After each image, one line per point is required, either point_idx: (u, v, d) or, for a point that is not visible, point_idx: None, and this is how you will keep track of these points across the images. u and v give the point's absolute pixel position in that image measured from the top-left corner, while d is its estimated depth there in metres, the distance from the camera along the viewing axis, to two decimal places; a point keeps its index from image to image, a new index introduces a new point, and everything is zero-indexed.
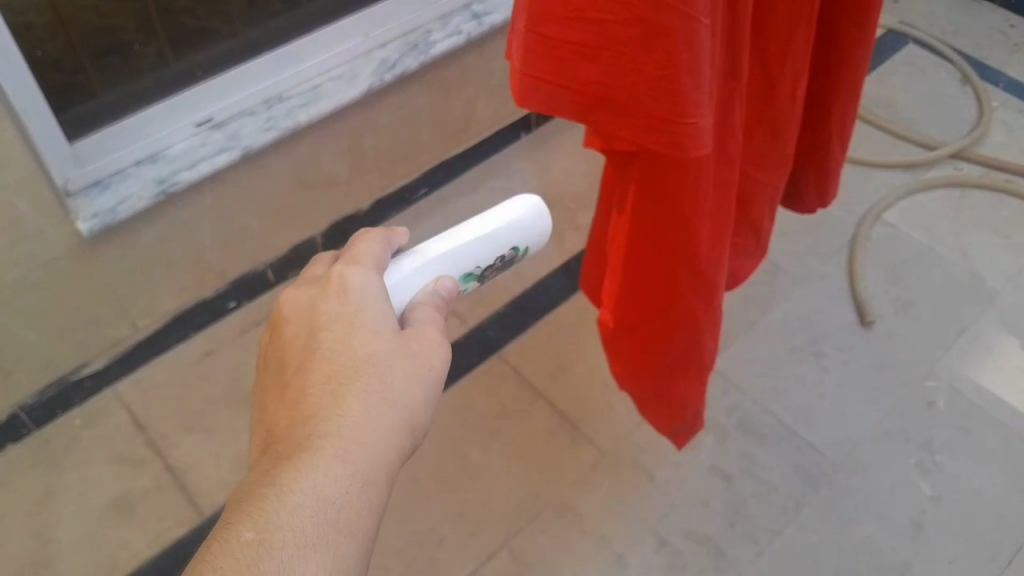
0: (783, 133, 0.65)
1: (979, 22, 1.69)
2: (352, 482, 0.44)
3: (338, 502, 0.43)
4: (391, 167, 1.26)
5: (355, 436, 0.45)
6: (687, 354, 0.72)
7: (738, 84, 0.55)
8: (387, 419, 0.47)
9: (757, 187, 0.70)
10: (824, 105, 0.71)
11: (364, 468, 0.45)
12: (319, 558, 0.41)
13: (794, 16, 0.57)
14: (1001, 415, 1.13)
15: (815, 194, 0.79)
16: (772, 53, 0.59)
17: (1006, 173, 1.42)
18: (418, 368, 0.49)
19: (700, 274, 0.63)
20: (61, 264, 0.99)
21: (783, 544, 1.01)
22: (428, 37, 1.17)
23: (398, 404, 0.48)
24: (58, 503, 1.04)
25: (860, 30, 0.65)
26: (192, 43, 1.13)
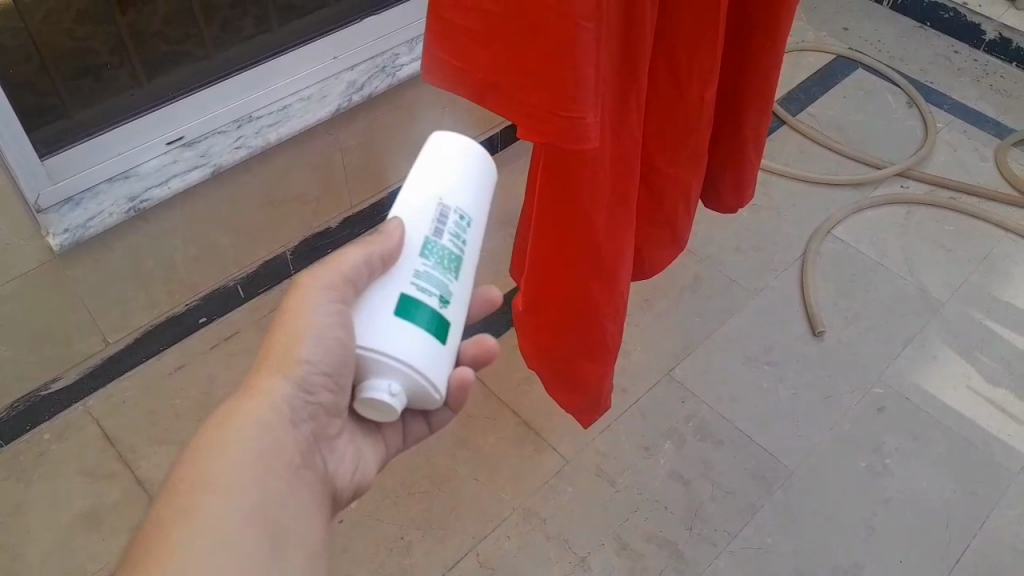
0: (694, 136, 0.68)
1: (925, 48, 1.77)
2: (215, 463, 0.53)
3: (204, 477, 0.52)
4: (359, 187, 1.30)
5: (226, 422, 0.56)
6: (588, 334, 0.76)
7: (637, 87, 0.60)
8: (255, 402, 0.56)
9: (670, 181, 0.72)
10: (741, 106, 0.74)
11: (230, 447, 0.54)
12: (184, 529, 0.50)
13: (700, 23, 0.60)
14: (948, 420, 1.18)
15: (731, 193, 0.82)
16: (681, 56, 0.62)
17: (951, 190, 1.49)
18: (285, 347, 0.57)
19: (602, 260, 0.68)
20: (34, 279, 1.00)
21: (739, 545, 1.05)
22: (395, 60, 1.22)
23: (263, 387, 0.57)
24: (26, 517, 1.05)
25: (771, 39, 0.68)
26: (165, 64, 1.15)
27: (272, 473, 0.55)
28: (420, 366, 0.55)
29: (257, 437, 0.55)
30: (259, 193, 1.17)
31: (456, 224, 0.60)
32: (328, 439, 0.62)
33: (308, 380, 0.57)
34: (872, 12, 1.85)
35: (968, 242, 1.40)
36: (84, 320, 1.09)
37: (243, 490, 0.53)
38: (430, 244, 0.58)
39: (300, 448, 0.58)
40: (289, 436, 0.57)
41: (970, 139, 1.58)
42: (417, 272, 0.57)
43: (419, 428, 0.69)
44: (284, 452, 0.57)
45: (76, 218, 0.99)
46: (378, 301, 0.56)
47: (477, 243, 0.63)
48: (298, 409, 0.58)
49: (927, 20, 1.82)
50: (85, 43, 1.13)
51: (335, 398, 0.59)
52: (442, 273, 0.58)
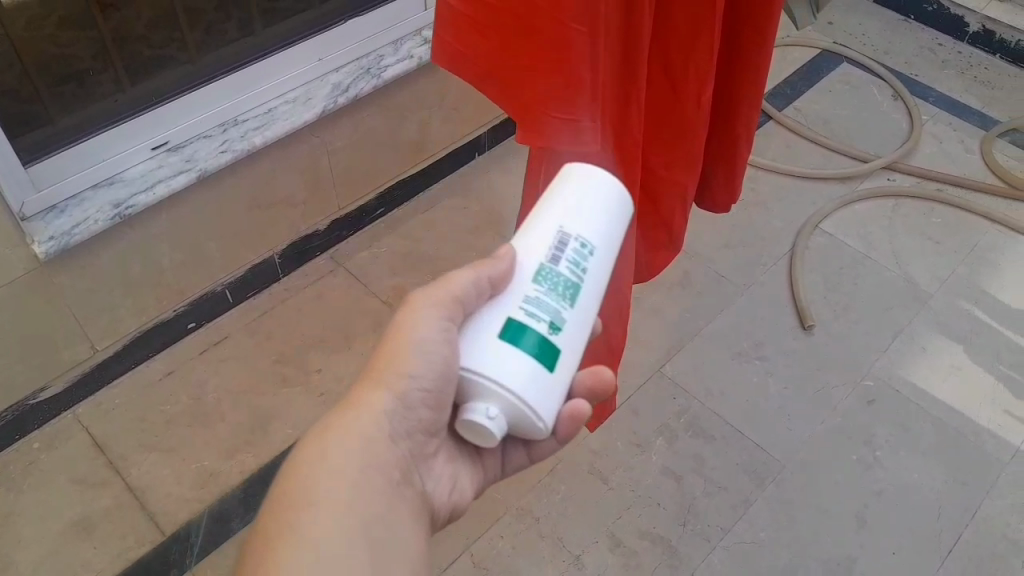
0: (692, 136, 0.69)
1: (909, 41, 1.78)
2: (313, 477, 0.54)
3: (304, 491, 0.53)
4: (347, 189, 1.30)
5: (329, 434, 0.57)
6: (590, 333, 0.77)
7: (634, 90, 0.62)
8: (357, 414, 0.58)
9: (662, 182, 0.73)
10: (732, 103, 0.74)
11: (333, 460, 0.55)
12: (291, 541, 0.51)
13: (696, 26, 0.61)
14: (937, 411, 1.18)
15: (723, 191, 0.82)
16: (674, 56, 0.64)
17: (938, 182, 1.50)
18: (391, 360, 0.58)
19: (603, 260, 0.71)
20: (20, 287, 1.00)
21: (733, 540, 1.05)
22: (380, 61, 1.22)
23: (366, 401, 0.58)
24: (17, 527, 1.04)
25: (761, 37, 0.69)
26: (150, 69, 1.13)
27: (372, 486, 0.56)
28: (520, 395, 0.53)
29: (357, 452, 0.56)
30: (245, 198, 1.17)
31: (576, 252, 0.57)
32: (426, 458, 0.62)
33: (411, 395, 0.58)
34: (856, 6, 1.86)
35: (954, 233, 1.41)
36: (71, 327, 1.09)
37: (348, 503, 0.54)
38: (546, 270, 0.56)
39: (398, 464, 0.59)
40: (389, 451, 0.58)
41: (955, 131, 1.59)
42: (527, 297, 0.55)
43: (519, 458, 0.68)
44: (384, 467, 0.57)
45: (61, 226, 0.99)
46: (487, 325, 0.55)
47: (603, 273, 0.59)
48: (398, 424, 0.59)
49: (910, 13, 1.83)
50: (66, 48, 1.11)
51: (435, 415, 0.60)
52: (557, 299, 0.55)
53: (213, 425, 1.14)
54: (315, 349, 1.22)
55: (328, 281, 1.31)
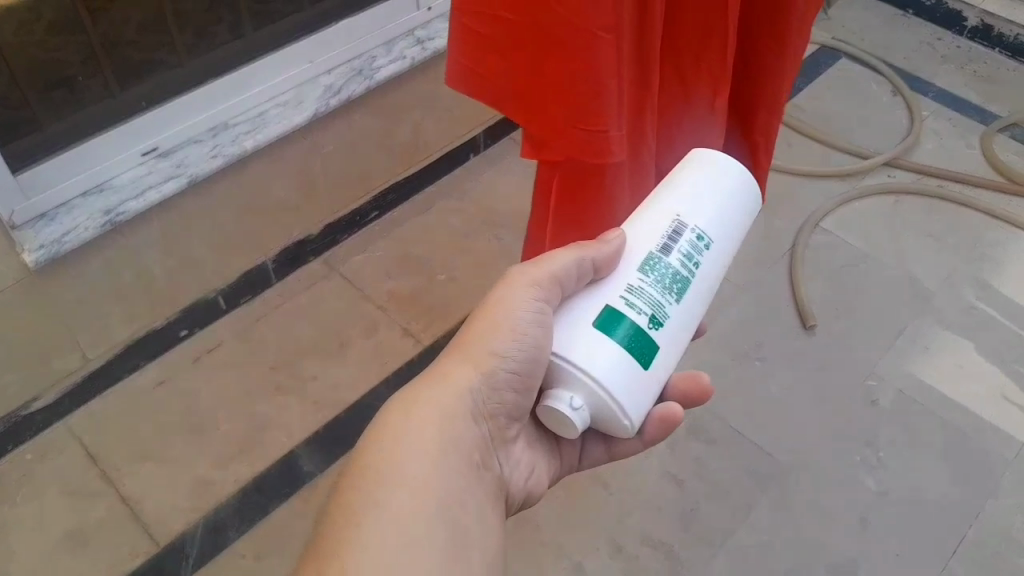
0: (710, 143, 0.67)
1: (908, 36, 1.76)
2: (393, 452, 0.54)
3: (384, 467, 0.54)
4: (341, 192, 1.28)
5: (413, 407, 0.57)
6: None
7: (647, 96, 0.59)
8: (444, 388, 0.57)
9: None
10: (749, 111, 0.71)
11: (415, 435, 0.55)
12: (373, 514, 0.52)
13: (707, 29, 0.59)
14: (940, 411, 1.17)
15: None
16: (688, 58, 0.62)
17: (939, 179, 1.48)
18: (482, 336, 0.58)
19: None
20: (10, 297, 0.98)
21: (736, 545, 1.04)
22: (372, 63, 1.23)
23: (451, 376, 0.58)
24: (10, 539, 1.02)
25: (778, 46, 0.65)
26: (140, 74, 1.11)
27: (452, 465, 0.56)
28: (609, 388, 0.52)
29: (439, 429, 0.56)
30: (237, 203, 1.16)
31: (688, 245, 0.57)
32: (506, 441, 0.62)
33: (499, 375, 0.57)
34: (854, 1, 1.84)
35: (956, 230, 1.39)
36: (62, 336, 1.07)
37: (429, 485, 0.54)
38: (655, 261, 0.56)
39: (479, 446, 0.59)
40: (470, 431, 0.58)
41: (956, 126, 1.58)
42: (629, 286, 0.55)
43: (598, 451, 0.67)
44: (465, 447, 0.57)
45: (53, 240, 0.98)
46: (584, 312, 0.55)
47: (710, 275, 0.59)
48: (481, 403, 0.58)
49: (909, 7, 1.81)
50: (56, 53, 1.07)
51: (518, 398, 0.59)
52: (661, 294, 0.55)
53: (208, 433, 1.13)
54: (311, 355, 1.21)
55: (323, 286, 1.28)
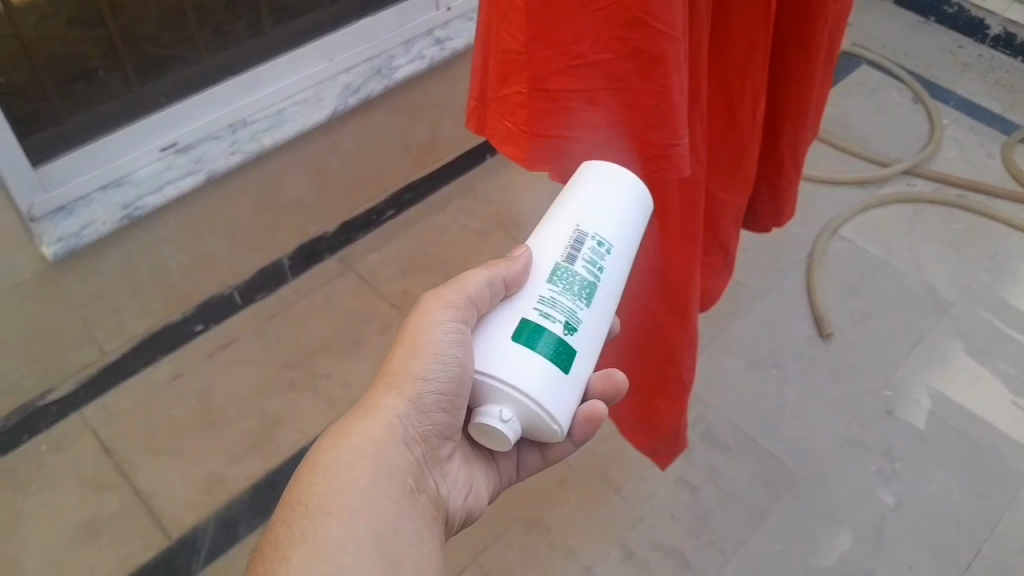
0: (748, 150, 0.66)
1: (929, 43, 1.75)
2: (325, 485, 0.55)
3: (316, 500, 0.54)
4: (357, 192, 1.29)
5: (343, 443, 0.57)
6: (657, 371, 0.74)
7: (698, 105, 0.58)
8: (373, 419, 0.57)
9: (717, 205, 0.71)
10: (777, 124, 0.70)
11: (345, 466, 0.56)
12: (302, 550, 0.52)
13: (747, 33, 0.59)
14: (957, 422, 1.16)
15: (768, 210, 0.78)
16: (733, 67, 0.61)
17: (959, 188, 1.47)
18: (404, 363, 0.58)
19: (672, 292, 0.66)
20: (29, 288, 0.99)
21: (748, 552, 1.03)
22: (391, 62, 1.21)
23: (379, 405, 0.58)
24: (23, 530, 1.03)
25: (806, 53, 0.64)
26: (159, 72, 1.12)
27: (386, 495, 0.56)
28: (535, 399, 0.52)
29: (370, 458, 0.56)
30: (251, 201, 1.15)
31: (593, 250, 0.57)
32: (443, 463, 0.62)
33: (425, 399, 0.57)
34: (875, 8, 1.83)
35: (976, 240, 1.38)
36: (77, 329, 1.08)
37: (357, 514, 0.54)
38: (562, 270, 0.56)
39: (414, 471, 0.58)
40: (403, 457, 0.57)
41: (977, 135, 1.56)
42: (541, 298, 0.55)
43: (535, 460, 0.68)
44: (398, 474, 0.57)
45: (69, 230, 0.98)
46: (500, 329, 0.55)
47: (620, 273, 0.59)
48: (413, 427, 0.58)
49: (931, 14, 1.80)
50: (76, 48, 1.07)
51: (449, 418, 0.59)
52: (572, 300, 0.55)
53: (221, 430, 1.13)
54: (325, 353, 1.21)
55: (337, 284, 1.29)
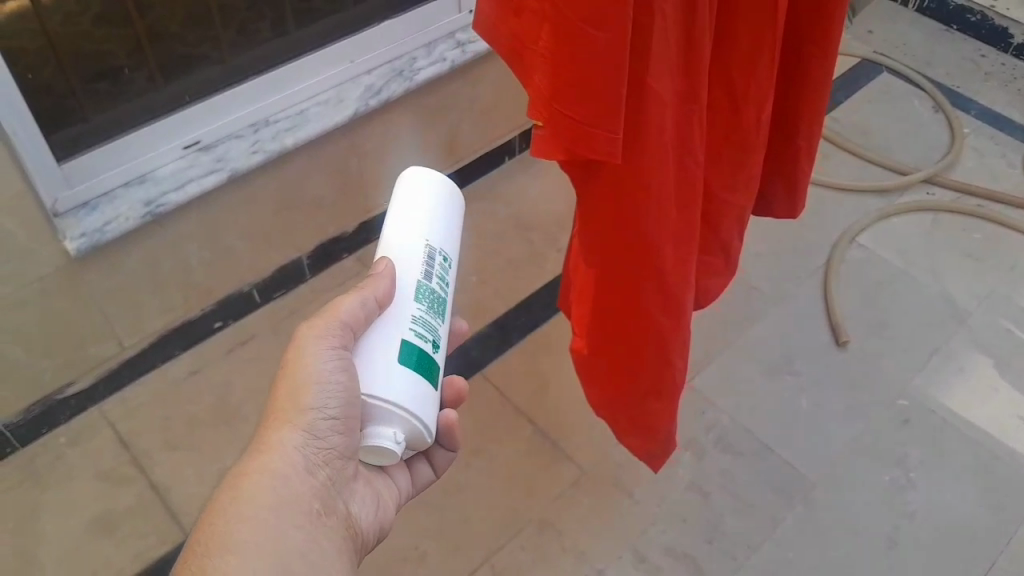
0: (751, 154, 0.67)
1: (951, 52, 1.74)
2: (227, 521, 0.56)
3: (218, 537, 0.55)
4: (375, 192, 1.29)
5: (242, 480, 0.58)
6: (653, 369, 0.75)
7: (698, 106, 0.59)
8: (268, 455, 0.59)
9: (721, 206, 0.72)
10: (792, 120, 0.74)
11: (245, 500, 0.57)
12: None
13: (757, 40, 0.60)
14: (973, 433, 1.15)
15: (783, 201, 0.80)
16: (736, 74, 0.62)
17: (978, 198, 1.46)
18: (291, 398, 0.60)
19: (663, 288, 0.68)
20: (51, 283, 1.00)
21: (761, 559, 1.03)
22: (413, 64, 1.21)
23: (273, 441, 0.59)
24: (41, 521, 1.04)
25: (822, 50, 0.68)
26: (184, 70, 1.13)
27: (291, 522, 0.57)
28: (422, 416, 0.60)
29: (267, 491, 0.58)
30: (272, 199, 1.16)
31: (440, 266, 0.67)
32: (350, 484, 0.63)
33: (318, 426, 0.59)
34: (897, 16, 1.82)
35: (995, 251, 1.37)
36: (98, 324, 1.09)
37: (259, 546, 0.55)
38: (423, 288, 0.65)
39: (319, 495, 0.60)
40: (304, 486, 0.59)
41: (997, 144, 1.55)
42: (415, 317, 0.63)
43: None
44: (299, 501, 0.58)
45: (91, 226, 0.98)
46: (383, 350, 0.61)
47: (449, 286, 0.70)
48: (311, 456, 0.60)
49: (953, 23, 1.79)
50: (100, 46, 1.08)
51: (347, 441, 0.60)
52: (432, 316, 0.64)
53: (237, 426, 1.14)
54: None
55: (354, 284, 1.30)
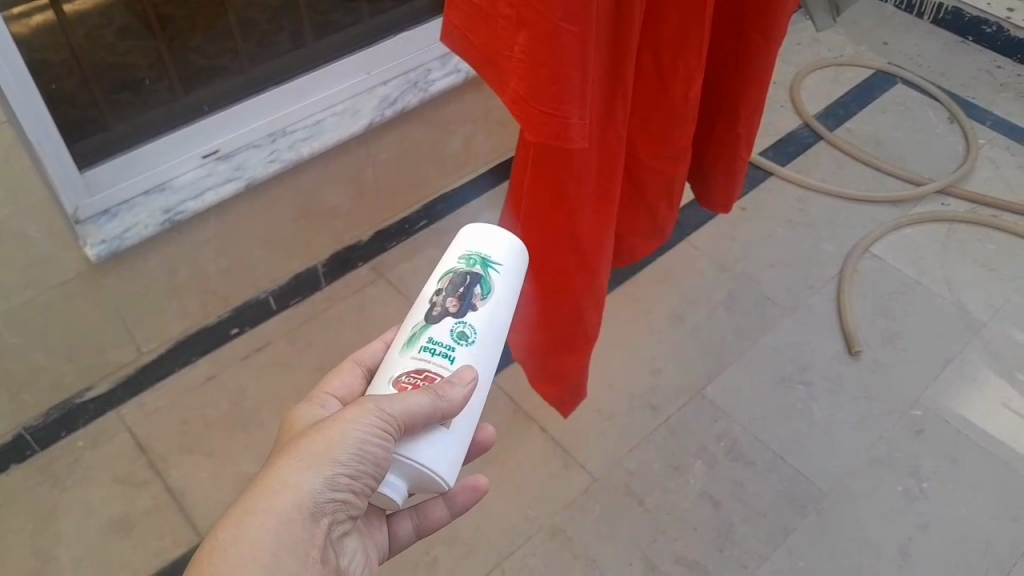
0: (680, 129, 0.68)
1: (966, 62, 1.74)
2: (227, 567, 0.49)
3: None
4: (389, 201, 1.31)
5: (243, 519, 0.52)
6: (568, 327, 0.79)
7: (619, 85, 0.60)
8: (277, 499, 0.53)
9: (652, 175, 0.73)
10: (735, 104, 0.75)
11: (249, 547, 0.51)
12: None
13: (682, 27, 0.61)
14: (988, 444, 1.14)
15: (721, 186, 0.82)
16: (665, 51, 0.62)
17: (994, 209, 1.45)
18: (317, 443, 0.55)
19: (581, 254, 0.70)
20: (71, 288, 1.02)
21: (772, 568, 1.03)
22: (427, 75, 1.22)
23: (287, 484, 0.53)
24: (60, 521, 1.06)
25: (764, 39, 0.69)
26: (205, 80, 1.15)
27: None
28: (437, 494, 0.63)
29: (273, 540, 0.51)
30: (292, 207, 1.18)
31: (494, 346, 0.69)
32: (343, 538, 0.58)
33: (339, 480, 0.54)
34: (913, 27, 1.83)
35: (1011, 261, 1.37)
36: (117, 329, 1.12)
37: None
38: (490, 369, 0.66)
39: (322, 551, 0.54)
40: (312, 539, 0.53)
41: (1013, 155, 1.55)
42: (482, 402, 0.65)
43: (408, 526, 0.70)
44: (305, 555, 0.53)
45: (111, 234, 1.00)
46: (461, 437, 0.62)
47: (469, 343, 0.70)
48: (324, 508, 0.54)
49: (969, 34, 1.79)
50: (122, 57, 1.12)
51: (359, 498, 0.56)
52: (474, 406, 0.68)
53: (253, 430, 1.15)
54: None
55: (371, 290, 1.32)
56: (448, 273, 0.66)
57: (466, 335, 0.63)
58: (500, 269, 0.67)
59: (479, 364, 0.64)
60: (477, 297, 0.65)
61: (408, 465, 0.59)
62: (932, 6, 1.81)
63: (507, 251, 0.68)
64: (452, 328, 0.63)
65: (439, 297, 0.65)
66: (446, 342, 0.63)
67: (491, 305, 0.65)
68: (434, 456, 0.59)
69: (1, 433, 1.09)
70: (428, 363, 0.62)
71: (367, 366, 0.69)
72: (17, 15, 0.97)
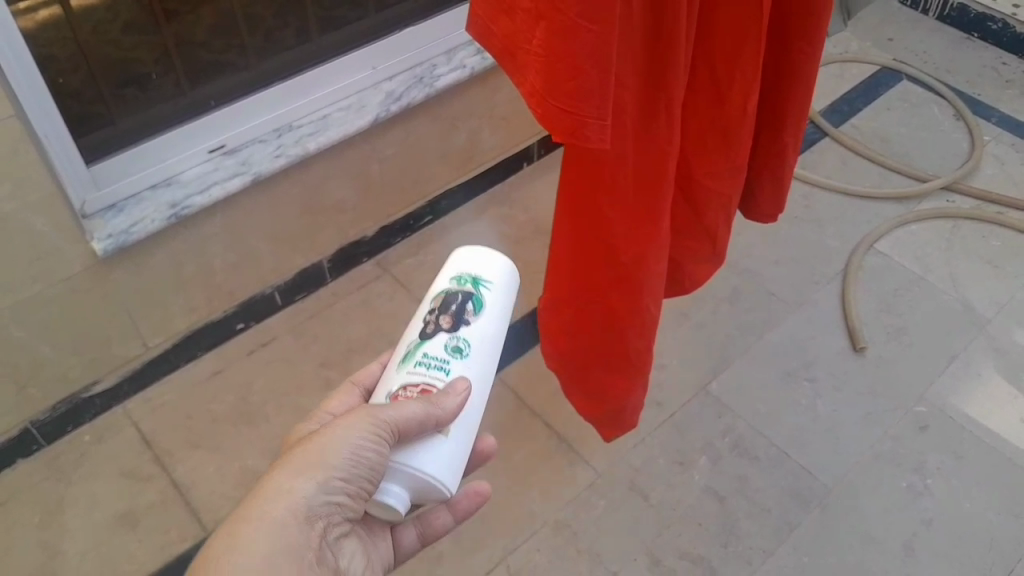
0: (734, 140, 0.67)
1: (972, 59, 1.74)
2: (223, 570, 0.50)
3: None
4: (395, 197, 1.31)
5: (240, 526, 0.52)
6: (616, 339, 0.78)
7: (668, 96, 0.59)
8: (273, 504, 0.53)
9: (709, 192, 0.71)
10: (778, 112, 0.74)
11: (243, 550, 0.51)
12: None
13: (738, 26, 0.60)
14: (992, 441, 1.14)
15: (768, 198, 0.81)
16: (719, 54, 0.62)
17: (999, 205, 1.45)
18: (311, 450, 0.55)
19: (624, 262, 0.69)
20: (77, 283, 1.03)
21: (776, 564, 1.03)
22: (432, 70, 1.22)
23: (282, 490, 0.54)
24: (66, 515, 1.06)
25: (809, 45, 0.69)
26: (210, 76, 1.15)
27: None
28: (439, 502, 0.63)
29: (268, 544, 0.52)
30: (297, 203, 1.18)
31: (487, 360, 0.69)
32: (342, 543, 0.58)
33: (334, 484, 0.55)
34: (918, 23, 1.82)
35: (1016, 258, 1.37)
36: (123, 324, 1.12)
37: None
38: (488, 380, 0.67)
39: (319, 556, 0.55)
40: (308, 543, 0.54)
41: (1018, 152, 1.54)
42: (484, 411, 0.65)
43: (412, 538, 0.70)
44: (301, 558, 0.53)
45: (117, 228, 1.00)
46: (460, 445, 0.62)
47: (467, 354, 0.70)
48: (319, 513, 0.55)
49: (974, 31, 1.78)
50: (127, 52, 1.11)
51: (355, 503, 0.56)
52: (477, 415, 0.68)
53: (258, 425, 1.16)
54: (361, 354, 1.24)
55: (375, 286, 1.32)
56: (440, 293, 0.68)
57: (461, 349, 0.64)
58: (490, 286, 0.68)
59: (475, 377, 0.64)
60: (468, 311, 0.66)
61: (405, 473, 0.59)
62: (938, 3, 1.81)
63: (496, 271, 0.69)
64: (446, 343, 0.64)
65: (432, 315, 0.66)
66: (440, 356, 0.63)
67: (483, 320, 0.66)
68: (432, 462, 0.59)
69: (7, 429, 1.08)
70: (423, 376, 0.63)
71: (364, 386, 0.70)
72: (22, 9, 0.95)
